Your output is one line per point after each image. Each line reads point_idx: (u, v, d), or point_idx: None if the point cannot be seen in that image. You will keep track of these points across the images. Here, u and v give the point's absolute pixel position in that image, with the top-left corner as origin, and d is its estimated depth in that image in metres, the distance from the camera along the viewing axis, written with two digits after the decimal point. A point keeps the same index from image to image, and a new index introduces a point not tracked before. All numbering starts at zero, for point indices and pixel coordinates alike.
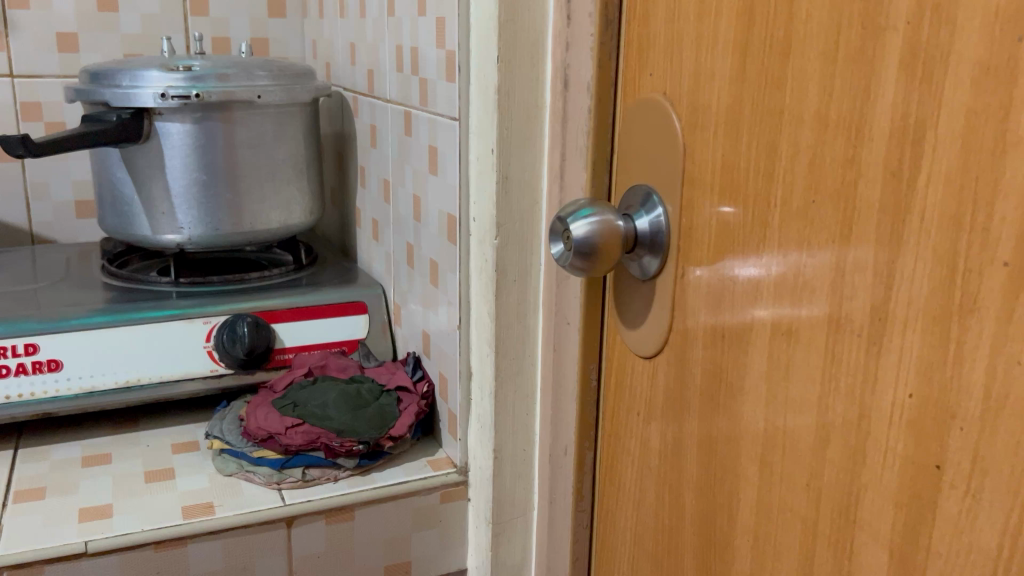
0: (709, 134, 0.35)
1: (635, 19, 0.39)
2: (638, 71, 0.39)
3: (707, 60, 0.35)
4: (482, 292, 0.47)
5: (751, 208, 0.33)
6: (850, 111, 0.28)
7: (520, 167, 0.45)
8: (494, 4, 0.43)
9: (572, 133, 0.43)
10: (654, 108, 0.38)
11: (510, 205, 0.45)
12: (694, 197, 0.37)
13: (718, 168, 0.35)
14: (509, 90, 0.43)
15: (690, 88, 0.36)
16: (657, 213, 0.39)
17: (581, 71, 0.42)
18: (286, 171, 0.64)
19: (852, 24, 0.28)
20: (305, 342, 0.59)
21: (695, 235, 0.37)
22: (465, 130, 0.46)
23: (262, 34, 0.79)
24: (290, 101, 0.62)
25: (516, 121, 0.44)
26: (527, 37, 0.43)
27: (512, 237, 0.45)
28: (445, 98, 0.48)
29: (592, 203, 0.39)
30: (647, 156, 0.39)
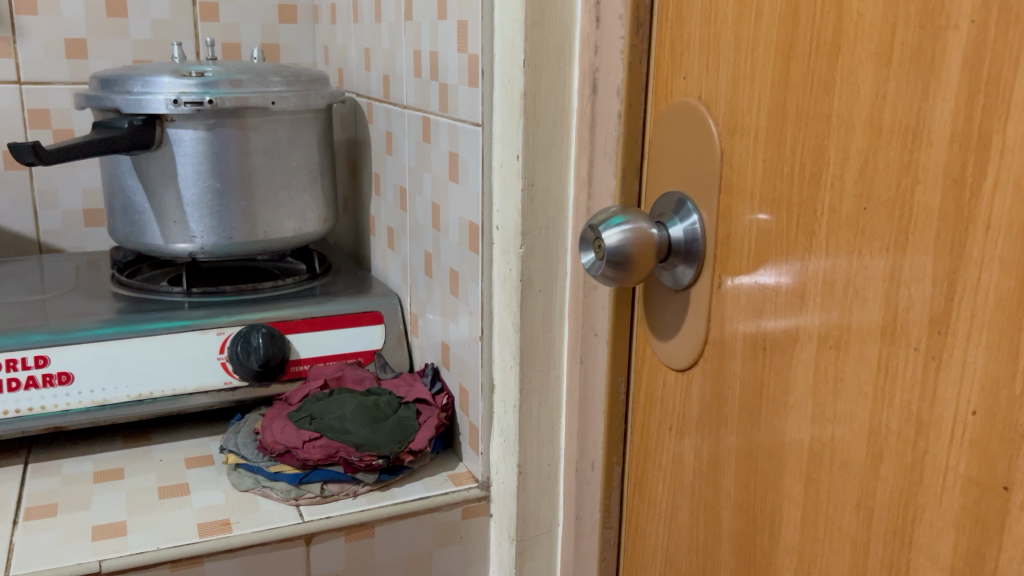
0: (750, 138, 0.34)
1: (669, 20, 0.38)
2: (672, 74, 0.38)
3: (749, 63, 0.34)
4: (506, 302, 0.46)
5: (796, 216, 0.32)
6: (905, 115, 0.27)
7: (546, 174, 0.43)
8: (520, 7, 0.42)
9: (601, 138, 0.42)
10: (690, 114, 0.37)
11: (536, 213, 0.44)
12: (733, 204, 0.36)
13: (761, 175, 0.34)
14: (535, 95, 0.42)
15: (729, 91, 0.35)
16: (692, 221, 0.38)
17: (610, 75, 0.40)
18: (301, 178, 0.63)
19: (909, 24, 0.27)
20: (321, 353, 0.58)
21: (734, 243, 0.36)
22: (489, 136, 0.45)
23: (273, 40, 0.78)
24: (305, 107, 0.61)
25: (543, 126, 0.43)
26: (554, 40, 0.42)
27: (538, 247, 0.44)
28: (467, 103, 0.47)
29: (625, 211, 0.38)
30: (681, 163, 0.38)
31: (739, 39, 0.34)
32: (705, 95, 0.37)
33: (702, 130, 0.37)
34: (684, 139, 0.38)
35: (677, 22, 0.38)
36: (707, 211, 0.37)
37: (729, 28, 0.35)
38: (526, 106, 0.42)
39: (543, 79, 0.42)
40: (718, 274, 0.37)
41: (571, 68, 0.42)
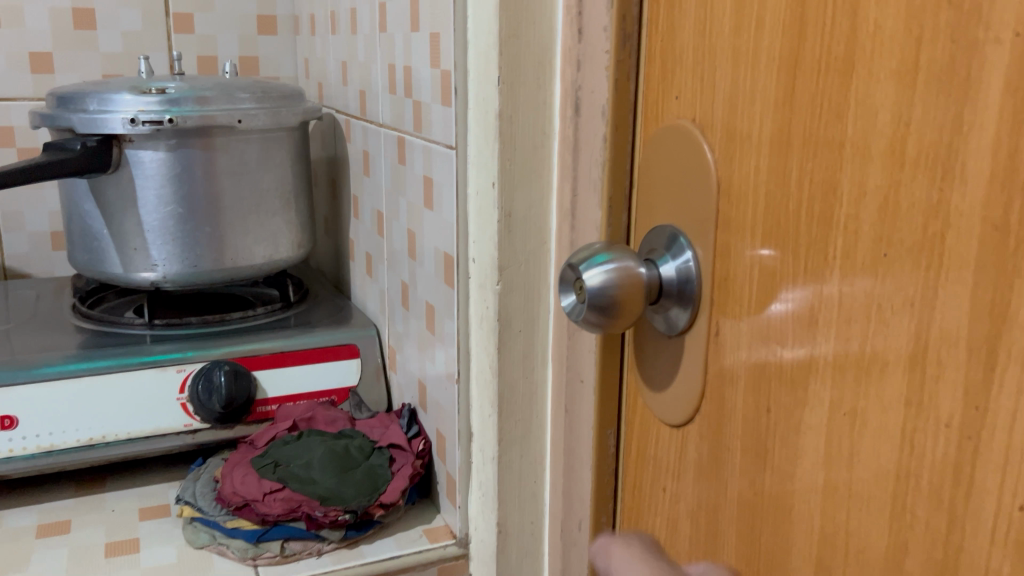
0: (752, 167, 0.30)
1: (658, 32, 0.34)
2: (664, 93, 0.34)
3: (748, 82, 0.30)
4: (483, 343, 0.41)
5: (803, 260, 0.28)
6: (934, 146, 0.23)
7: (526, 203, 0.39)
8: (493, 17, 0.37)
9: (584, 163, 0.37)
10: (684, 139, 0.33)
11: (513, 246, 0.39)
12: (730, 241, 0.31)
13: (762, 210, 0.29)
14: (511, 115, 0.38)
15: (726, 113, 0.31)
16: (686, 259, 0.33)
17: (594, 93, 0.36)
18: (274, 201, 0.59)
19: (937, 37, 0.22)
20: (291, 392, 0.53)
21: (733, 286, 0.31)
22: (463, 159, 0.41)
23: (251, 53, 0.74)
24: (276, 125, 0.57)
25: (521, 150, 0.38)
26: (532, 55, 0.37)
27: (517, 283, 0.40)
28: (441, 123, 0.42)
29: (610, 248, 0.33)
30: (674, 192, 0.34)
31: (736, 54, 0.30)
32: (701, 117, 0.32)
33: (698, 157, 0.32)
34: (678, 166, 0.34)
35: (668, 34, 0.33)
36: (704, 248, 0.33)
37: (726, 41, 0.31)
38: (501, 128, 0.38)
39: (520, 98, 0.38)
40: (714, 320, 0.33)
41: (553, 85, 0.38)
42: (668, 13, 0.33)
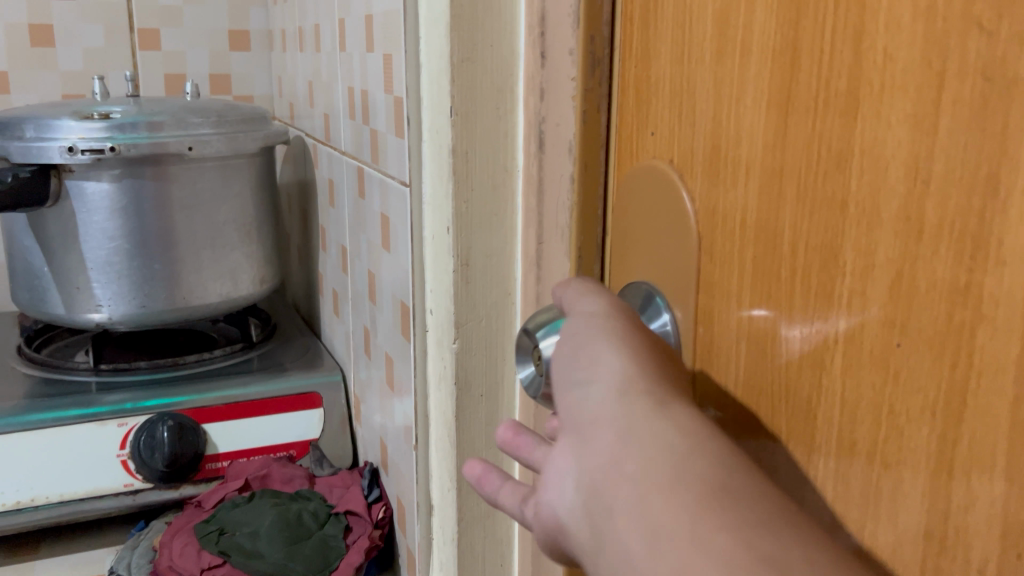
0: (739, 223, 0.25)
1: (631, 56, 0.29)
2: (640, 128, 0.29)
3: (733, 119, 0.25)
4: (441, 406, 0.36)
5: (799, 340, 0.23)
6: (961, 213, 0.18)
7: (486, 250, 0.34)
8: (444, 39, 0.32)
9: (550, 208, 0.32)
10: (660, 183, 0.28)
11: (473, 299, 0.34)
12: (714, 307, 0.26)
13: (751, 275, 0.24)
14: (467, 150, 0.33)
15: (708, 156, 0.26)
16: (663, 321, 0.28)
17: (559, 126, 0.31)
18: (232, 234, 0.54)
19: (965, 74, 0.17)
20: (244, 447, 0.49)
21: (718, 361, 0.26)
22: (417, 198, 0.36)
23: (223, 70, 0.69)
24: (234, 152, 0.52)
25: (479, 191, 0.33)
26: (490, 81, 0.32)
27: (478, 341, 0.35)
28: (395, 156, 0.38)
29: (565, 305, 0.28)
30: (651, 245, 0.29)
31: (719, 86, 0.25)
32: (680, 159, 0.27)
33: (676, 206, 0.27)
34: (654, 214, 0.29)
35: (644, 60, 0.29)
36: (684, 313, 0.28)
37: (707, 70, 0.26)
38: (455, 166, 0.33)
39: (478, 131, 0.33)
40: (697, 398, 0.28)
41: (516, 116, 0.33)
42: (642, 34, 0.28)
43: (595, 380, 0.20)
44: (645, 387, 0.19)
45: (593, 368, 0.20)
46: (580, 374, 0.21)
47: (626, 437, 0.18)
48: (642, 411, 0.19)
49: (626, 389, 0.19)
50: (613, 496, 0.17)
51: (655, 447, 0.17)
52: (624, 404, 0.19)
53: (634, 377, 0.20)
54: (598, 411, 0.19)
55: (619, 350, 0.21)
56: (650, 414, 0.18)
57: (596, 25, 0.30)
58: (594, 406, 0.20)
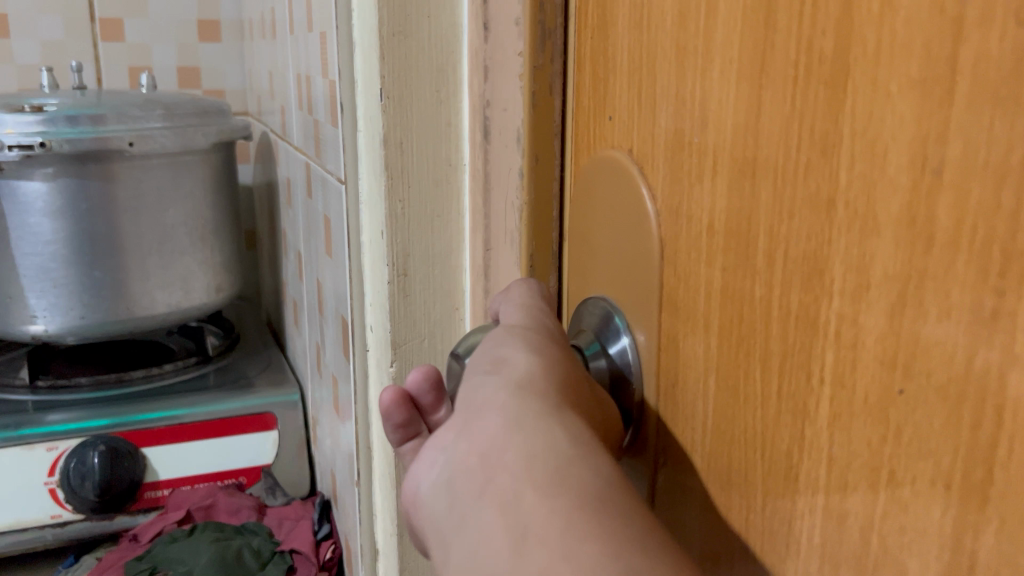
0: (706, 226, 0.20)
1: (586, 25, 0.24)
2: (597, 112, 0.24)
3: (698, 96, 0.20)
4: (381, 437, 0.32)
5: (777, 376, 0.18)
6: (986, 214, 0.13)
7: (426, 260, 0.29)
8: (373, 11, 0.27)
9: (499, 209, 0.28)
10: (617, 177, 0.23)
11: (413, 316, 0.30)
12: (679, 331, 0.21)
13: (719, 291, 0.19)
14: (403, 141, 0.28)
15: (669, 144, 0.21)
16: (623, 345, 0.24)
17: (506, 112, 0.26)
18: (182, 238, 0.50)
19: (991, 17, 0.12)
20: (188, 474, 0.44)
21: (682, 397, 0.21)
22: (354, 198, 0.31)
23: (192, 63, 0.65)
24: (183, 147, 0.48)
25: (418, 190, 0.29)
26: (427, 59, 0.28)
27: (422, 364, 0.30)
28: (333, 149, 0.33)
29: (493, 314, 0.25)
30: (606, 253, 0.24)
31: (682, 55, 0.20)
32: (639, 147, 0.22)
33: (633, 206, 0.23)
34: (610, 216, 0.24)
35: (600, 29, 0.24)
36: (646, 336, 0.23)
37: (668, 36, 0.21)
38: (388, 159, 0.28)
39: (415, 119, 0.28)
40: (660, 440, 0.23)
41: (462, 99, 0.28)
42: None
43: (498, 371, 0.19)
44: (542, 392, 0.18)
45: (500, 363, 0.19)
46: (486, 365, 0.19)
47: (514, 421, 0.17)
48: (537, 406, 0.17)
49: (525, 388, 0.18)
50: (486, 478, 0.16)
51: (542, 438, 0.16)
52: (518, 398, 0.18)
53: (538, 379, 0.18)
54: (490, 397, 0.18)
55: (531, 354, 0.19)
56: (547, 413, 0.17)
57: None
58: (487, 393, 0.18)
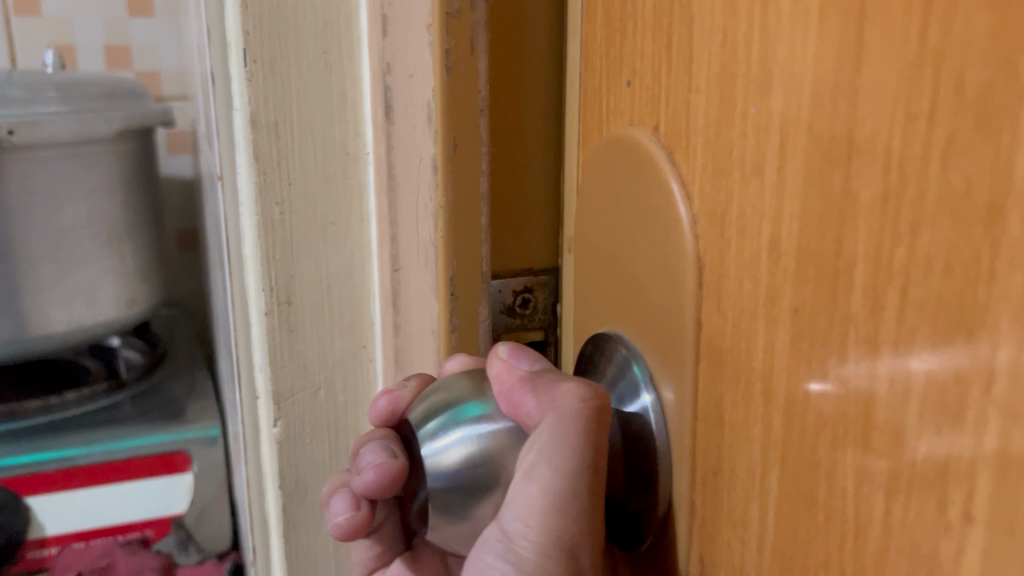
0: (764, 244, 0.13)
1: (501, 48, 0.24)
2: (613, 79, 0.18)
3: (748, 45, 0.13)
4: (277, 461, 0.32)
5: (888, 497, 0.11)
6: None
7: (320, 270, 0.30)
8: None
9: (409, 221, 0.27)
10: (636, 172, 0.16)
11: (308, 332, 0.30)
12: (723, 394, 0.14)
13: (788, 346, 0.12)
14: (290, 132, 0.28)
15: (706, 123, 0.14)
16: (646, 404, 0.16)
17: (412, 79, 0.25)
18: (83, 243, 0.45)
19: None
20: (83, 529, 0.43)
21: (723, 493, 0.14)
22: (231, 198, 0.29)
23: (119, 41, 0.62)
24: (81, 134, 0.43)
25: (302, 189, 0.29)
26: (316, 27, 0.27)
27: (317, 406, 0.31)
28: (225, 145, 0.29)
29: (512, 397, 0.18)
30: (626, 279, 0.17)
31: None
32: (668, 127, 0.15)
33: (657, 209, 0.16)
34: (629, 224, 0.17)
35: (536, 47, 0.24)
36: (675, 395, 0.16)
37: None
38: (272, 152, 0.28)
39: (297, 101, 0.28)
40: (697, 550, 0.15)
41: (357, 70, 0.28)
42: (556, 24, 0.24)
43: None
44: None
45: None
46: None
47: None
48: None
49: None
50: None
51: None
52: None
53: None
54: None
55: None
56: None
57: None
58: None
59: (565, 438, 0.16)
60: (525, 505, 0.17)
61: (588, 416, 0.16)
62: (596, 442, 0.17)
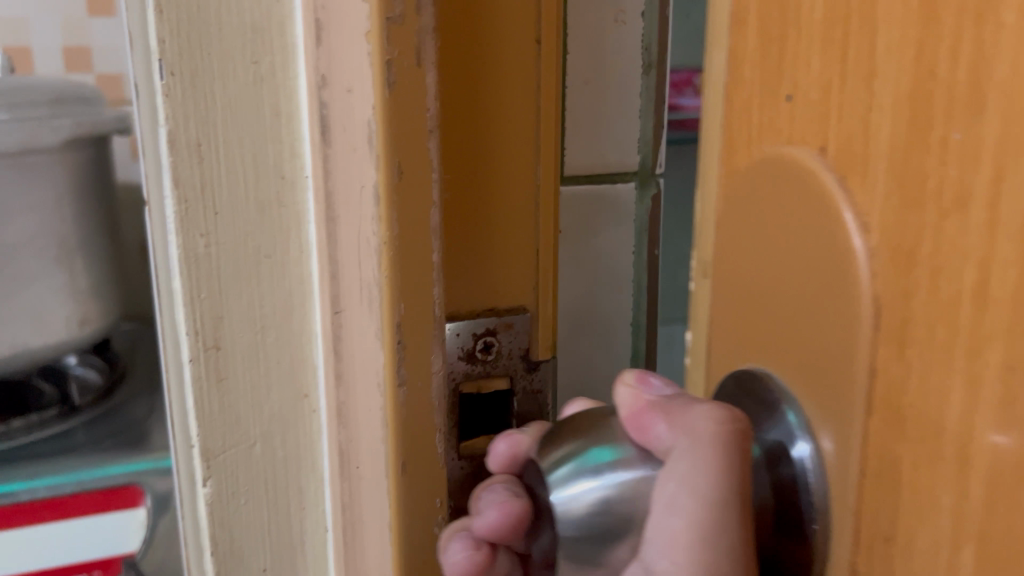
0: (963, 310, 0.16)
1: (463, 180, 0.51)
2: (743, 121, 0.26)
3: (921, 147, 0.17)
4: (234, 483, 0.58)
5: None
6: None
7: (239, 332, 0.55)
8: (175, 55, 0.49)
9: (357, 268, 0.49)
10: (822, 233, 0.21)
11: (241, 391, 0.56)
12: (939, 418, 0.17)
13: (968, 377, 0.16)
14: (240, 203, 0.53)
15: (894, 195, 0.18)
16: (803, 448, 0.21)
17: (350, 93, 0.46)
18: (166, 268, 0.53)
19: None
20: None
21: (927, 509, 0.18)
22: (159, 236, 0.53)
23: (51, 91, 0.74)
24: (166, 168, 0.51)
25: (232, 215, 0.53)
26: (257, 104, 0.51)
27: (253, 456, 0.57)
28: (179, 205, 0.52)
29: (645, 425, 0.27)
30: (802, 335, 0.22)
31: (917, 93, 0.17)
32: (845, 157, 0.20)
33: (825, 248, 0.21)
34: (806, 276, 0.22)
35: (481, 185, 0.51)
36: (833, 440, 0.21)
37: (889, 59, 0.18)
38: (222, 213, 0.53)
39: (224, 126, 0.51)
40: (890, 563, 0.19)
41: (284, 87, 0.51)
42: (496, 182, 0.51)
43: None
44: None
45: None
46: None
47: None
48: None
49: None
50: None
51: None
52: None
53: None
54: None
55: None
56: None
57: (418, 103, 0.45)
58: None
59: (710, 456, 0.24)
60: (671, 530, 0.26)
61: (732, 435, 0.24)
62: (738, 458, 0.24)
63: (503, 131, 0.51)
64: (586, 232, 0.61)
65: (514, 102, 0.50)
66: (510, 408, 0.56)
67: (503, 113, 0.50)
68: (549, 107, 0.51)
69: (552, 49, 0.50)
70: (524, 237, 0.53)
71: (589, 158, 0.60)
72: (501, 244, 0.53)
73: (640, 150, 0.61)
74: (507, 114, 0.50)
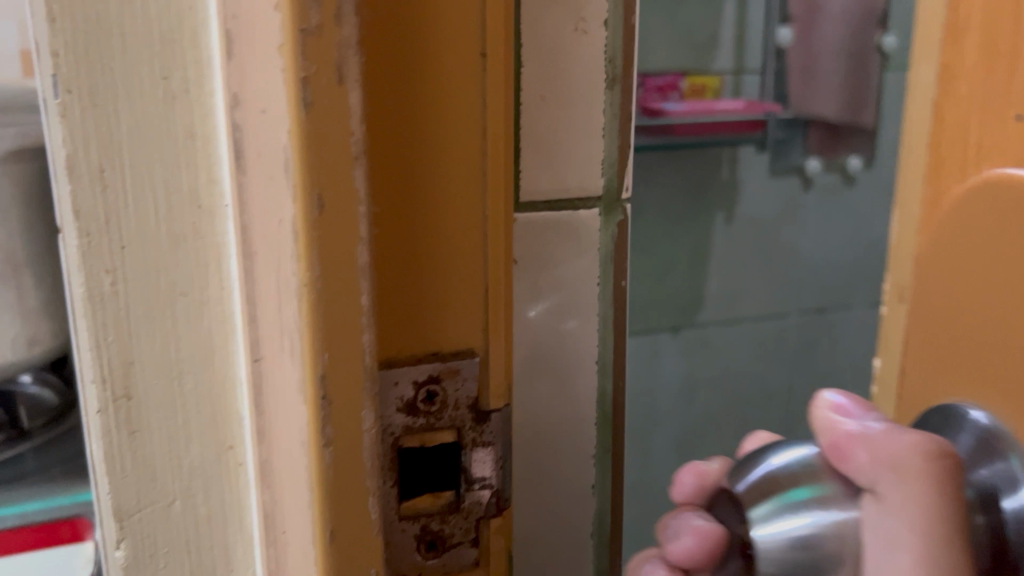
0: None
1: (398, 213, 0.46)
2: (959, 158, 0.47)
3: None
4: (153, 544, 0.52)
5: None
6: None
7: (154, 374, 0.49)
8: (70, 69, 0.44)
9: (280, 313, 0.44)
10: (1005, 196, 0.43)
11: (160, 441, 0.51)
12: None
13: None
14: (154, 236, 0.47)
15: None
16: (1008, 463, 0.40)
17: (263, 114, 0.41)
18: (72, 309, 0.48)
19: None
20: None
21: None
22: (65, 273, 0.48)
23: None
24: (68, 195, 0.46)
25: (146, 250, 0.47)
26: (164, 123, 0.46)
27: (173, 517, 0.52)
28: (86, 236, 0.47)
29: (841, 449, 0.44)
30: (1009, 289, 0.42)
31: None
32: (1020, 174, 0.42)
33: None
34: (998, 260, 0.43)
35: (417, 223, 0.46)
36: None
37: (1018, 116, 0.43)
38: (133, 245, 0.47)
39: (127, 148, 0.46)
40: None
41: (200, 105, 0.45)
42: (437, 218, 0.46)
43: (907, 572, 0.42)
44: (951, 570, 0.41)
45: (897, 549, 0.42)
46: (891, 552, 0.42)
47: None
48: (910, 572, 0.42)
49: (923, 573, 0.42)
50: None
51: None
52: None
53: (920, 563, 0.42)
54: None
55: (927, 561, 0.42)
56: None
57: (339, 126, 0.41)
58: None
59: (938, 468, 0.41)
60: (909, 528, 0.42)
61: (939, 453, 0.41)
62: (946, 465, 0.41)
63: (442, 162, 0.46)
64: (545, 262, 0.56)
65: (457, 131, 0.46)
66: (457, 465, 0.51)
67: (444, 142, 0.46)
68: (497, 132, 0.46)
69: (499, 64, 0.46)
70: (471, 276, 0.48)
71: (545, 184, 0.55)
72: (444, 287, 0.48)
73: (603, 173, 0.56)
74: (450, 143, 0.46)
